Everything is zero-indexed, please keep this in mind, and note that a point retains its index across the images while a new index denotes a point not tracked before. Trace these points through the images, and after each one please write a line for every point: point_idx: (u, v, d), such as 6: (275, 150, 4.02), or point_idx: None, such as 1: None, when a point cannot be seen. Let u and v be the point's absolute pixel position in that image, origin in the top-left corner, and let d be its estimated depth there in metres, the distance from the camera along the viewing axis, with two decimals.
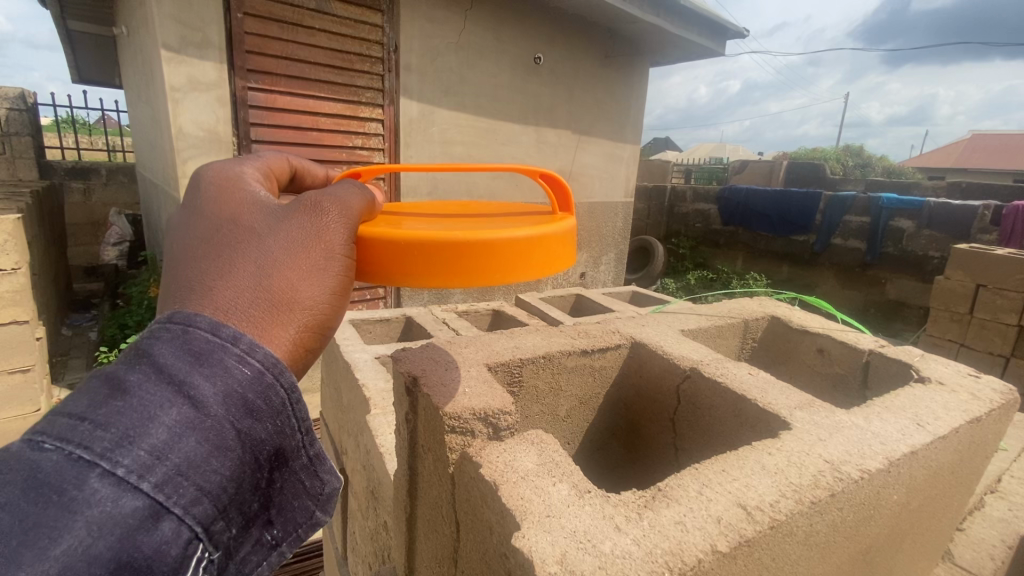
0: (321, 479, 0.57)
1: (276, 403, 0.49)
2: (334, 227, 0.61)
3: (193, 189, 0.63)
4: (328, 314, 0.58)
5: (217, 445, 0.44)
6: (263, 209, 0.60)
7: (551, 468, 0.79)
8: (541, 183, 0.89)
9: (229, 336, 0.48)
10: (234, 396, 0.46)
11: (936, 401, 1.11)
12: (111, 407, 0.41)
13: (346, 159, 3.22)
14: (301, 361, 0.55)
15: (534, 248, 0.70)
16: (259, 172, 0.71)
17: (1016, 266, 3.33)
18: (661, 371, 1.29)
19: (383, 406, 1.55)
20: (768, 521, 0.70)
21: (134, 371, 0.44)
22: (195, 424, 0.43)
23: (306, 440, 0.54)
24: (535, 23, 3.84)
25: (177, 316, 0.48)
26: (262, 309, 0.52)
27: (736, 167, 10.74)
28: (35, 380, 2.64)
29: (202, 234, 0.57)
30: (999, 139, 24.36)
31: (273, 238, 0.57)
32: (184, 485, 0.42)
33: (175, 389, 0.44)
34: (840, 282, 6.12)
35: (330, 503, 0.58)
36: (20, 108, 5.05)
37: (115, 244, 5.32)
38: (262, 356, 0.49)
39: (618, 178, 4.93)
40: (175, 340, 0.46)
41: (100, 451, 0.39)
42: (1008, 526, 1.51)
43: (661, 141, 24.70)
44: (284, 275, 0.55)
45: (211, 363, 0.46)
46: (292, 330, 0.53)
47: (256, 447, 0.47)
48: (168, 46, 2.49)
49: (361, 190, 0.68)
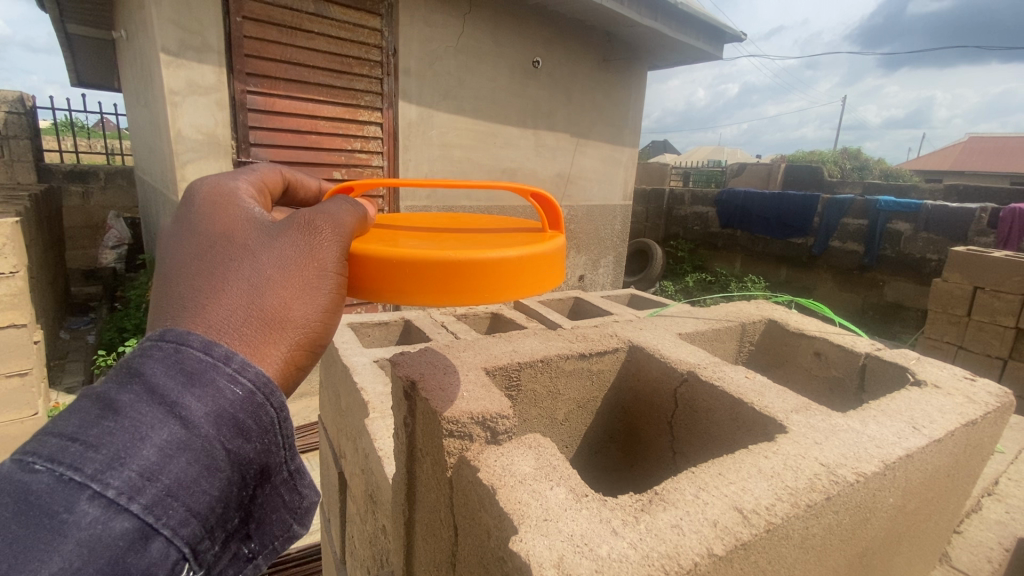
0: (300, 492, 0.57)
1: (265, 422, 0.49)
2: (327, 246, 0.61)
3: (186, 203, 0.63)
4: (318, 332, 0.59)
5: (207, 466, 0.45)
6: (257, 225, 0.60)
7: (550, 471, 0.79)
8: (532, 199, 0.90)
9: (222, 355, 0.48)
10: (225, 415, 0.46)
11: (931, 404, 1.12)
12: (103, 428, 0.41)
13: (346, 162, 3.22)
14: (290, 379, 0.56)
15: (523, 268, 0.71)
16: (252, 187, 0.72)
17: (1012, 269, 3.34)
18: (659, 375, 1.29)
19: (382, 410, 1.54)
20: (765, 524, 0.70)
21: (125, 391, 0.44)
22: (186, 444, 0.44)
23: (289, 457, 0.54)
24: (534, 28, 3.87)
25: (169, 334, 0.48)
26: (254, 328, 0.53)
27: (735, 170, 10.80)
28: (33, 384, 2.63)
29: (195, 251, 0.57)
30: (995, 143, 24.46)
31: (267, 256, 0.58)
32: (174, 506, 0.42)
33: (166, 409, 0.44)
34: (838, 285, 6.14)
35: (307, 515, 0.58)
36: (19, 112, 5.00)
37: (114, 247, 5.29)
38: (253, 375, 0.49)
39: (617, 181, 4.95)
40: (166, 359, 0.46)
41: (90, 473, 0.40)
42: (1006, 528, 1.51)
43: (660, 145, 24.87)
44: (277, 293, 0.56)
45: (203, 383, 0.46)
46: (283, 349, 0.54)
47: (244, 466, 0.48)
48: (168, 49, 2.49)
49: (353, 206, 0.68)
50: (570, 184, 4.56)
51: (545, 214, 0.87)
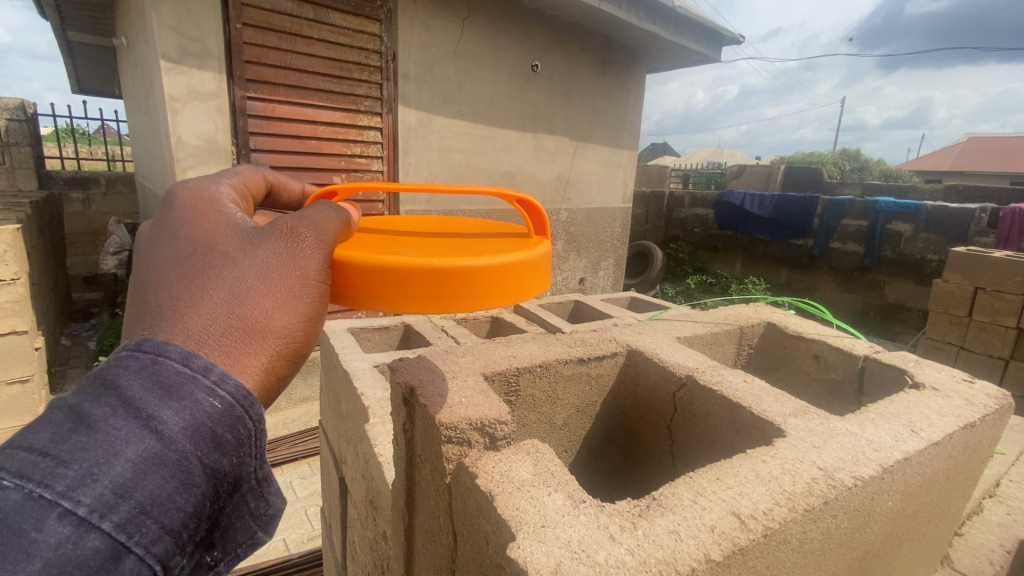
0: (267, 499, 0.57)
1: (242, 436, 0.50)
2: (309, 253, 0.62)
3: (166, 207, 0.63)
4: (300, 342, 0.59)
5: (182, 482, 0.45)
6: (239, 233, 0.61)
7: (547, 477, 0.79)
8: (519, 206, 0.89)
9: (200, 367, 0.49)
10: (202, 429, 0.47)
11: (931, 407, 1.12)
12: (75, 442, 0.42)
13: (345, 167, 3.23)
14: (271, 389, 0.56)
15: (507, 276, 0.71)
16: (234, 191, 0.72)
17: (1013, 269, 3.34)
18: (657, 380, 1.30)
19: (382, 415, 1.55)
20: (762, 529, 0.70)
21: (99, 404, 0.44)
22: (161, 459, 0.44)
23: (260, 466, 0.54)
24: (533, 32, 3.89)
25: (146, 344, 0.48)
26: (234, 338, 0.53)
27: (734, 172, 10.85)
28: (33, 390, 2.63)
29: (175, 258, 0.57)
30: (995, 143, 24.47)
31: (248, 264, 0.58)
32: (147, 524, 0.43)
33: (142, 423, 0.44)
34: (839, 285, 6.14)
35: (270, 523, 0.58)
36: (20, 119, 5.08)
37: (115, 253, 5.18)
38: (231, 388, 0.49)
39: (616, 183, 4.97)
40: (143, 370, 0.46)
41: (61, 490, 0.40)
42: (1008, 530, 1.51)
43: (660, 147, 24.95)
44: (258, 303, 0.56)
45: (181, 396, 0.46)
46: (263, 359, 0.54)
47: (219, 479, 0.49)
48: (168, 56, 2.50)
49: (337, 212, 0.68)
50: (570, 187, 4.57)
51: (530, 220, 0.86)
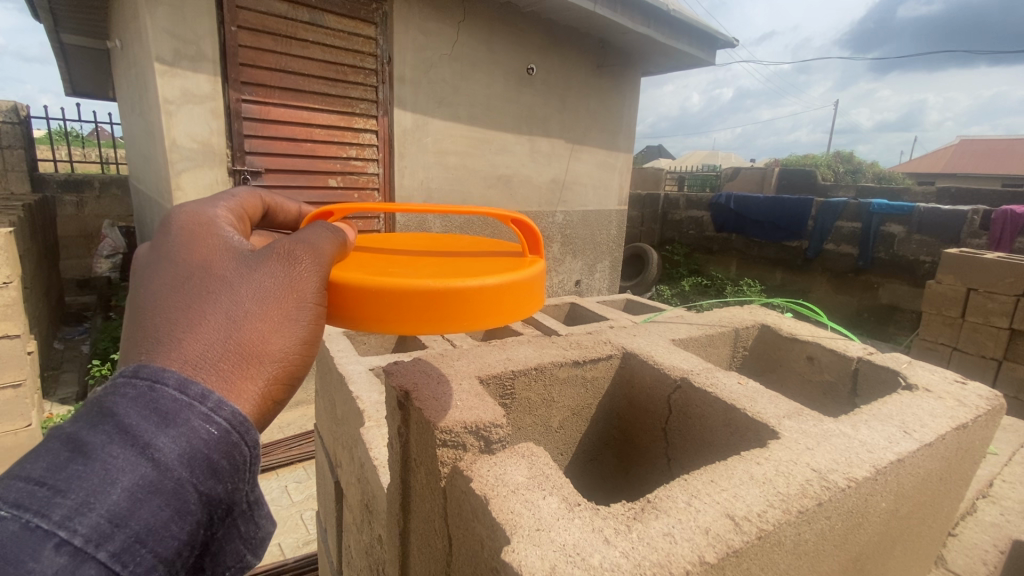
0: (257, 523, 0.57)
1: (238, 462, 0.50)
2: (306, 275, 0.61)
3: (163, 231, 0.63)
4: (297, 365, 0.59)
5: (177, 510, 0.45)
6: (236, 256, 0.61)
7: (542, 481, 0.79)
8: (514, 225, 0.89)
9: (197, 395, 0.48)
10: (198, 456, 0.46)
11: (923, 408, 1.13)
12: (72, 472, 0.42)
13: (341, 169, 3.23)
14: (266, 413, 0.56)
15: (500, 296, 0.71)
16: (232, 213, 0.72)
17: (1005, 271, 3.37)
18: (654, 381, 1.30)
19: (377, 419, 1.54)
20: (756, 530, 0.71)
21: (96, 432, 0.44)
22: (156, 487, 0.44)
23: (255, 490, 0.54)
24: (527, 35, 3.90)
25: (143, 370, 0.48)
26: (230, 363, 0.53)
27: (729, 175, 10.94)
28: (26, 395, 2.61)
29: (172, 282, 0.57)
30: (987, 146, 24.73)
31: (245, 288, 0.58)
32: (141, 552, 0.43)
33: (139, 451, 0.44)
34: (832, 287, 6.19)
35: (262, 545, 0.57)
36: (13, 121, 5.08)
37: (108, 256, 5.30)
38: (228, 415, 0.49)
39: (611, 187, 4.99)
40: (140, 398, 0.46)
41: (57, 520, 0.40)
42: (1001, 530, 1.52)
43: (656, 149, 24.96)
44: (255, 327, 0.56)
45: (177, 423, 0.46)
46: (260, 384, 0.54)
47: (213, 506, 0.48)
48: (162, 59, 2.48)
49: (333, 233, 0.68)
50: (565, 190, 4.58)
51: (524, 239, 0.86)
